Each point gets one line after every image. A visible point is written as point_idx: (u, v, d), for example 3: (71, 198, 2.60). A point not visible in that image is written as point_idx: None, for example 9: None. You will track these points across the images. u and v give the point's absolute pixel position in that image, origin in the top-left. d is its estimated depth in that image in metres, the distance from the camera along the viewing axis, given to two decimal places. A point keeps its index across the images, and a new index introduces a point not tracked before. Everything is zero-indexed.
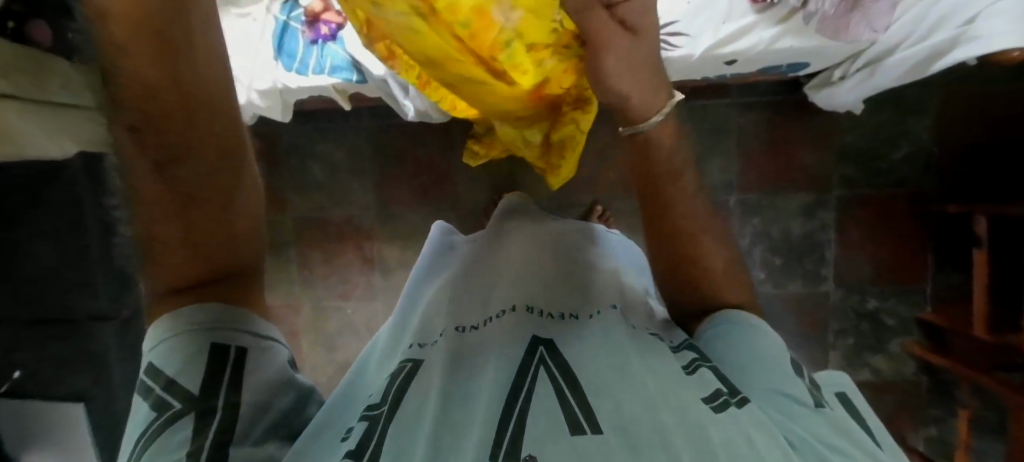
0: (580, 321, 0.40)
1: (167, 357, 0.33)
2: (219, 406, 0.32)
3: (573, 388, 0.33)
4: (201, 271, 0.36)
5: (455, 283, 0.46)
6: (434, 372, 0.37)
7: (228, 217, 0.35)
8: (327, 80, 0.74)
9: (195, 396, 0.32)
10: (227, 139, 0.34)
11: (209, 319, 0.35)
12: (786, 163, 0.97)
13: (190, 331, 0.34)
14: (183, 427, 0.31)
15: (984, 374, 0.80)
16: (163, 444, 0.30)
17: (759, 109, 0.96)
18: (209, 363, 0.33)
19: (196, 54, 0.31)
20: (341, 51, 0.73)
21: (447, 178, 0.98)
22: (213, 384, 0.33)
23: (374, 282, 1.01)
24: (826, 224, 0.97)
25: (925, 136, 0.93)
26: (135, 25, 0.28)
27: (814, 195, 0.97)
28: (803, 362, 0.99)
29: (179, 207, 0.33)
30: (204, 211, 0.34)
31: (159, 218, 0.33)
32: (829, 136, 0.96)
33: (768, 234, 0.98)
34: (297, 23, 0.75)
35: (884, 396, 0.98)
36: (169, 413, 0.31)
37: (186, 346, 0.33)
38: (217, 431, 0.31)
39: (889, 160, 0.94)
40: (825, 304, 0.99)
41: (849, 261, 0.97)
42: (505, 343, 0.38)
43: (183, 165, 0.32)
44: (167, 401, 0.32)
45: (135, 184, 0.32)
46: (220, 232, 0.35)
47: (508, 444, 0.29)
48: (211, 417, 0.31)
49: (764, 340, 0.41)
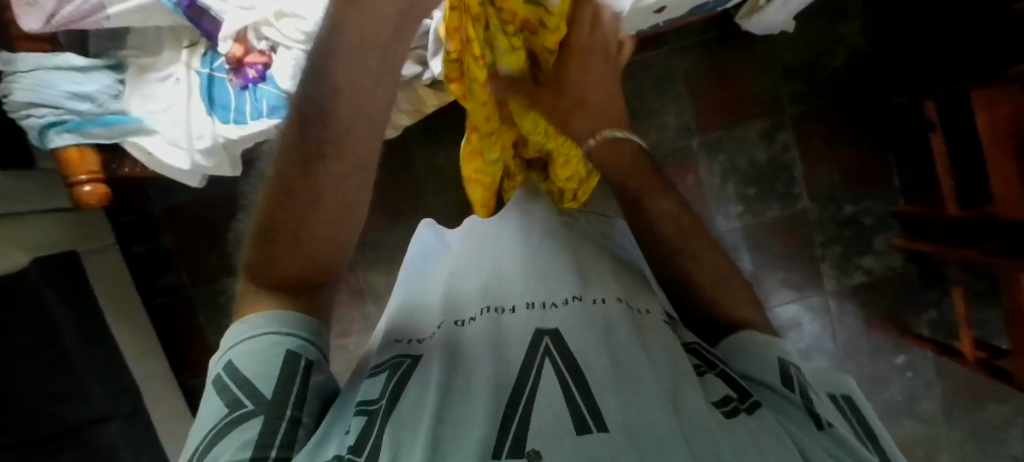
0: (583, 301, 0.41)
1: (253, 359, 0.36)
2: (285, 417, 0.35)
3: (583, 388, 0.33)
4: (297, 276, 0.41)
5: (448, 280, 0.48)
6: (434, 361, 0.38)
7: (317, 208, 0.39)
8: (267, 122, 0.69)
9: (269, 399, 0.35)
10: (339, 210, 0.40)
11: (287, 333, 0.38)
12: (733, 97, 0.99)
13: (258, 337, 0.37)
14: (252, 425, 0.33)
15: (968, 249, 0.80)
16: (236, 436, 0.33)
17: (697, 52, 0.97)
18: (283, 374, 0.36)
19: (346, 133, 0.37)
20: (274, 90, 0.69)
21: (416, 192, 0.99)
22: (285, 391, 0.36)
23: (368, 311, 1.02)
24: (787, 145, 0.99)
25: (858, 40, 0.95)
26: (319, 237, 0.41)
27: (768, 120, 0.99)
28: (795, 279, 1.01)
29: (294, 230, 0.39)
30: (302, 224, 0.39)
31: (273, 235, 0.40)
32: (768, 61, 0.97)
33: (736, 168, 1.00)
34: (223, 74, 0.72)
35: (881, 292, 1.00)
36: (241, 412, 0.34)
37: (264, 353, 0.37)
38: (285, 431, 0.34)
39: (830, 70, 0.97)
40: (805, 221, 1.00)
41: (818, 175, 0.99)
42: (508, 336, 0.39)
43: (312, 192, 0.38)
44: (242, 401, 0.35)
45: (287, 203, 0.39)
46: (313, 224, 0.40)
47: (512, 440, 0.30)
48: (277, 422, 0.34)
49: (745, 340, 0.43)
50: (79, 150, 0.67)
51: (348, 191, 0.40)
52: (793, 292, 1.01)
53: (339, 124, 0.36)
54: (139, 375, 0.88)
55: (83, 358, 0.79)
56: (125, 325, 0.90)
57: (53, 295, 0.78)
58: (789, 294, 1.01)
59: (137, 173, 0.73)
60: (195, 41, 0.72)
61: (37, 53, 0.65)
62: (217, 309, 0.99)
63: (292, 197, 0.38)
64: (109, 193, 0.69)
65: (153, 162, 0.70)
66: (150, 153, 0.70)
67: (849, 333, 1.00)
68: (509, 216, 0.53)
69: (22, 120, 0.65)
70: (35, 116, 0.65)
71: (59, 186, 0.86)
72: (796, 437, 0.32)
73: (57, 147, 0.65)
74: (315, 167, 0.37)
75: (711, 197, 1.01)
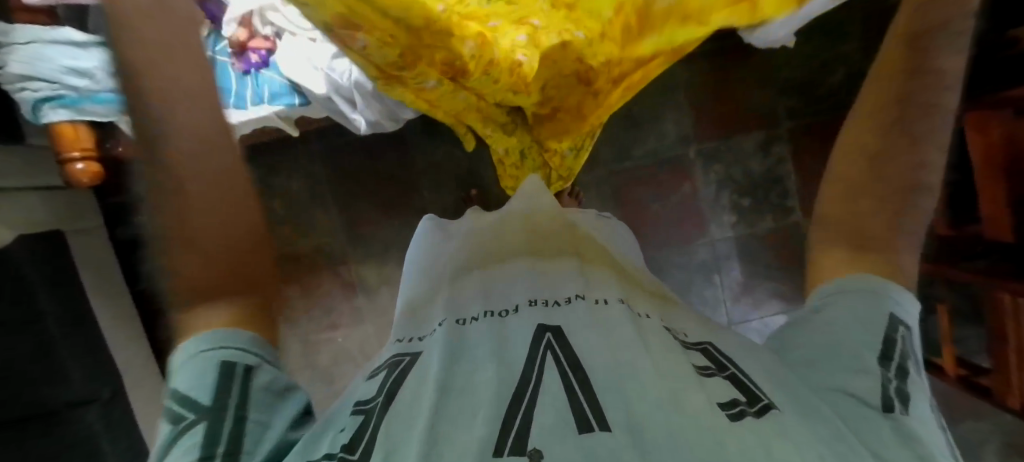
0: (586, 301, 0.41)
1: (182, 371, 0.34)
2: (228, 420, 0.33)
3: (587, 391, 0.33)
4: (226, 273, 0.34)
5: (450, 278, 0.47)
6: (433, 358, 0.38)
7: (188, 188, 0.31)
8: (268, 109, 0.70)
9: (206, 406, 0.33)
10: (230, 180, 0.33)
11: (224, 341, 0.34)
12: (733, 108, 0.99)
13: (189, 351, 0.34)
14: (193, 435, 0.32)
15: (956, 268, 0.82)
16: (176, 452, 0.31)
17: (699, 62, 0.98)
18: (220, 381, 0.33)
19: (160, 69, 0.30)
20: (277, 77, 0.70)
21: (413, 187, 0.98)
22: (224, 395, 0.33)
23: (359, 304, 1.01)
24: (782, 158, 0.99)
25: (858, 57, 0.95)
26: (225, 220, 0.33)
27: (766, 132, 0.99)
28: (784, 290, 1.03)
29: (180, 231, 0.32)
30: (170, 215, 0.31)
31: (170, 246, 0.32)
32: (768, 74, 0.98)
33: (732, 178, 1.01)
34: (224, 57, 0.71)
35: None
36: (182, 424, 0.32)
37: (196, 362, 0.34)
38: (228, 441, 0.32)
39: (828, 86, 0.97)
40: (797, 234, 1.01)
41: (812, 189, 1.00)
42: (511, 337, 0.38)
43: (173, 168, 0.31)
44: (180, 412, 0.33)
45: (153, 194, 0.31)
46: (190, 213, 0.32)
47: (514, 439, 0.30)
48: (219, 428, 0.32)
49: (860, 281, 0.38)
50: (73, 126, 0.66)
51: (216, 154, 0.32)
52: (781, 303, 1.03)
53: (146, 74, 0.29)
54: (121, 359, 0.87)
55: (67, 341, 0.77)
56: (110, 309, 0.88)
57: (38, 277, 0.76)
58: (776, 305, 1.03)
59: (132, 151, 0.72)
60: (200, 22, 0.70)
61: (34, 25, 0.64)
62: None
63: (157, 188, 0.31)
64: (102, 171, 0.69)
65: None
66: None
67: None
68: (513, 218, 0.52)
69: (16, 92, 0.64)
70: (29, 89, 0.64)
71: (48, 163, 0.84)
72: (809, 428, 0.31)
73: (50, 122, 0.64)
74: (156, 133, 0.30)
75: (706, 205, 1.02)
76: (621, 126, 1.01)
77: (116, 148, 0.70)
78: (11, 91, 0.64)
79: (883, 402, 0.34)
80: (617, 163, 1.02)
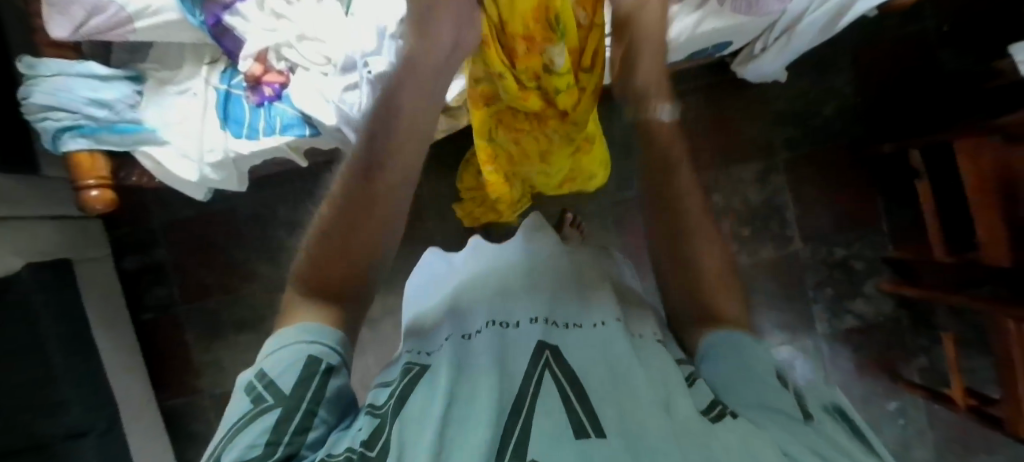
0: (586, 328, 0.42)
1: (279, 364, 0.37)
2: (302, 407, 0.35)
3: (582, 400, 0.34)
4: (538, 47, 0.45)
5: (453, 300, 0.49)
6: (439, 368, 0.39)
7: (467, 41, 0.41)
8: (277, 139, 0.71)
9: (287, 394, 0.36)
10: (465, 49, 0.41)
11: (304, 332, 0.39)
12: (728, 139, 1.02)
13: (285, 347, 0.38)
14: (270, 415, 0.34)
15: (956, 293, 0.82)
16: (256, 426, 0.34)
17: (695, 96, 1.01)
18: (304, 373, 0.37)
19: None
20: (289, 109, 0.72)
21: (417, 217, 0.99)
22: (304, 386, 0.36)
23: (360, 336, 1.00)
24: (780, 187, 1.01)
25: (848, 91, 0.99)
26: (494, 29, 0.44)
27: (763, 164, 1.01)
28: (788, 318, 1.02)
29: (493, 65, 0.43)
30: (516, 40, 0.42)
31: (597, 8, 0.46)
32: (762, 109, 1.01)
33: (731, 207, 1.02)
34: (240, 90, 0.74)
35: (872, 337, 1.00)
36: (262, 407, 0.35)
37: (289, 358, 0.37)
38: (299, 424, 0.35)
39: (820, 119, 1.00)
40: (797, 262, 1.02)
41: (810, 219, 1.01)
42: (514, 352, 0.39)
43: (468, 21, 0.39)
44: (263, 395, 0.35)
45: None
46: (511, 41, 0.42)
47: (513, 445, 0.31)
48: (295, 413, 0.35)
49: (730, 342, 0.41)
50: (92, 155, 0.68)
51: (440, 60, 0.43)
52: (786, 332, 1.02)
53: None
54: (118, 389, 0.85)
55: (67, 368, 0.76)
56: (109, 339, 0.87)
57: (43, 303, 0.75)
58: (782, 335, 1.01)
59: (144, 182, 0.74)
60: (216, 58, 0.75)
61: (61, 59, 0.67)
62: (206, 328, 0.98)
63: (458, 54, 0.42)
64: (115, 199, 0.70)
65: (162, 172, 0.71)
66: (161, 163, 0.70)
67: (842, 375, 1.00)
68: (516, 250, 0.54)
69: (37, 122, 0.66)
70: (51, 118, 0.66)
71: (60, 192, 0.86)
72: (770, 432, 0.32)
73: (70, 151, 0.66)
74: None
75: None
76: (620, 158, 1.03)
77: (130, 178, 0.73)
78: (34, 121, 0.67)
79: (802, 413, 0.34)
80: (619, 193, 1.04)
